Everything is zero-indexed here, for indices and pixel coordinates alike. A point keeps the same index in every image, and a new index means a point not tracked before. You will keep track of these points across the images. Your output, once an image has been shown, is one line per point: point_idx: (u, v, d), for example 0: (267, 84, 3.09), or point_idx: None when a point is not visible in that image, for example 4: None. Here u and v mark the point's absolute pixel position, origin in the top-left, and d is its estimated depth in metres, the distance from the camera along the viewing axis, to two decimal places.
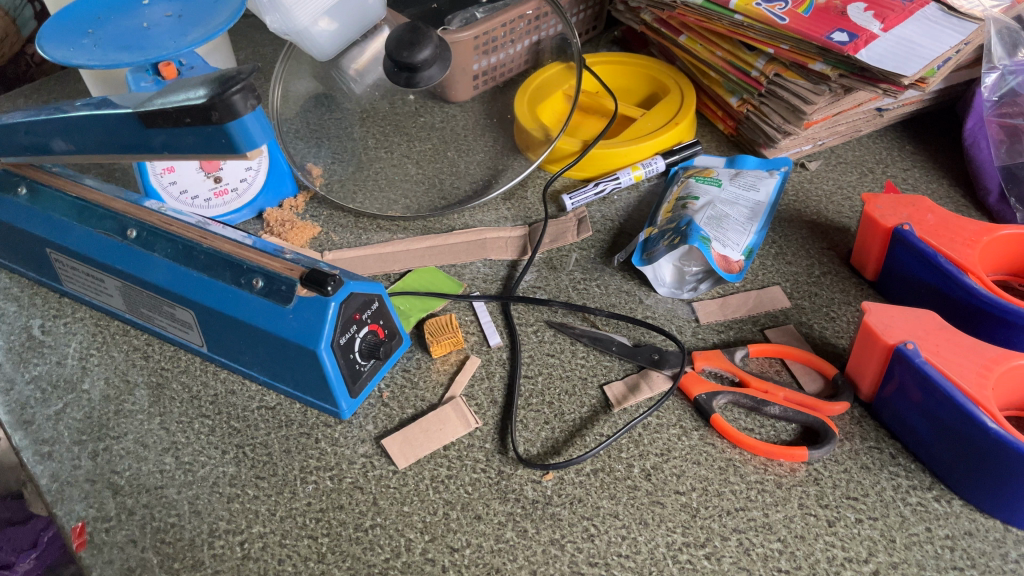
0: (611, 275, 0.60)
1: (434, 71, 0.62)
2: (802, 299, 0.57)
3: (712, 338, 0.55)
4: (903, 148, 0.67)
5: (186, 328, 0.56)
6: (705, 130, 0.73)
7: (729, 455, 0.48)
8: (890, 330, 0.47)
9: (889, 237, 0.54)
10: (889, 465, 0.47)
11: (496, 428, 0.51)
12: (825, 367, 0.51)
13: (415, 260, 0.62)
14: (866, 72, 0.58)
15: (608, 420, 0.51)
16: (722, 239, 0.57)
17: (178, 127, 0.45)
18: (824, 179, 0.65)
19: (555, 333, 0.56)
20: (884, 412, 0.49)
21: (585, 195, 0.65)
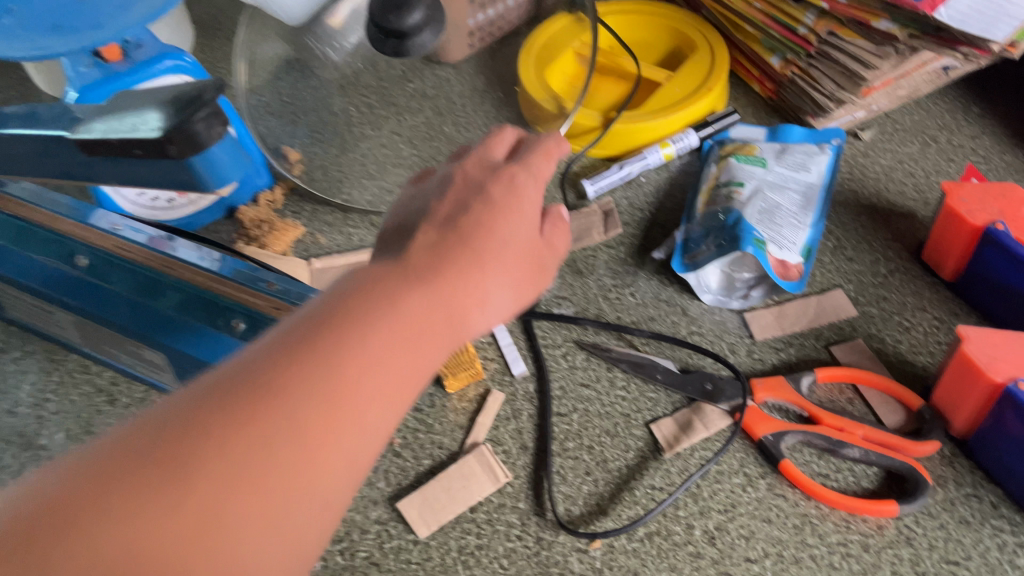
0: (647, 280, 0.52)
1: (428, 36, 0.51)
2: (870, 305, 0.49)
3: (770, 359, 0.48)
4: (967, 110, 0.59)
5: (157, 369, 0.48)
6: (737, 91, 0.64)
7: (804, 510, 0.42)
8: (996, 365, 0.40)
9: (976, 237, 0.46)
10: (990, 518, 0.41)
11: (530, 482, 0.44)
12: (908, 397, 0.44)
13: None
14: (943, 32, 0.49)
15: (659, 469, 0.44)
16: (777, 239, 0.49)
17: (127, 159, 0.35)
18: (881, 152, 0.57)
19: (588, 357, 0.49)
20: (981, 453, 0.42)
21: (608, 179, 0.56)
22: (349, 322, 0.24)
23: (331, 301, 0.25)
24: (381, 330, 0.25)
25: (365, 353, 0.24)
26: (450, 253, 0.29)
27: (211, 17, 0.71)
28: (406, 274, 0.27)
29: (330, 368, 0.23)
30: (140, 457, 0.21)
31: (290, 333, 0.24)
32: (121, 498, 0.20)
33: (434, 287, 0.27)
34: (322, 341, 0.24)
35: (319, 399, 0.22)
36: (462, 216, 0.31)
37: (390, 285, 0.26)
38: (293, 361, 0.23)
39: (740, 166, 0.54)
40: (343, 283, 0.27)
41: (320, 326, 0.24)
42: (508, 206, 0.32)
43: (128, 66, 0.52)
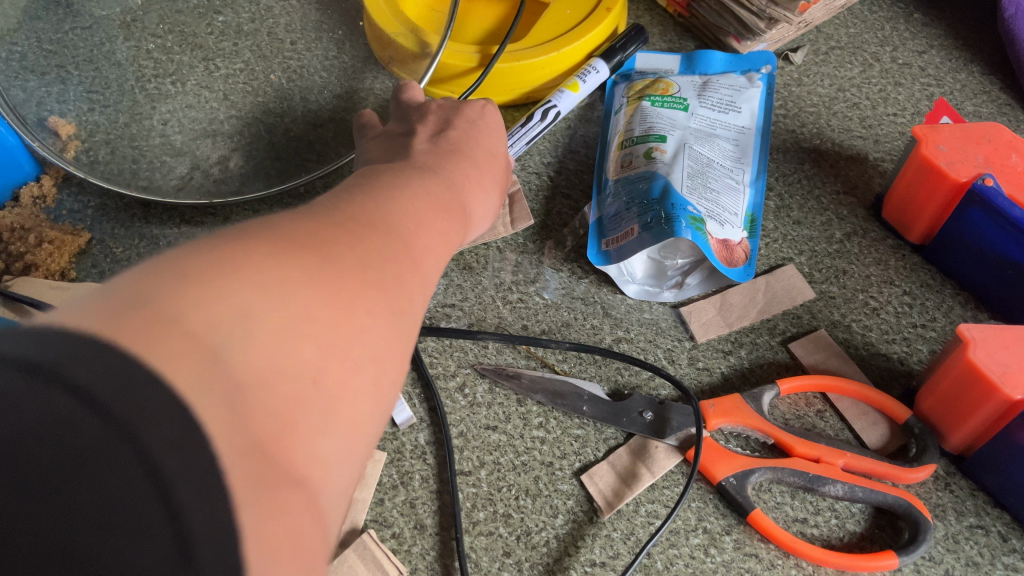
0: (555, 272, 0.41)
1: None
2: (828, 283, 0.40)
3: (718, 367, 0.38)
4: (908, 19, 0.49)
5: None
6: (636, 5, 0.51)
7: (784, 573, 0.33)
8: (1011, 377, 0.31)
9: (958, 196, 0.37)
10: (1001, 555, 0.33)
11: (433, 575, 0.33)
12: (891, 408, 0.35)
13: None
14: None
15: (597, 537, 0.34)
16: (716, 213, 0.39)
17: None
18: (817, 77, 0.47)
19: (491, 387, 0.37)
20: (983, 473, 0.34)
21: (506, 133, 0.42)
22: (420, 227, 0.23)
23: (385, 188, 0.24)
24: (440, 255, 0.24)
25: (433, 268, 0.23)
26: (435, 171, 0.28)
27: None
28: (428, 205, 0.25)
29: (404, 264, 0.21)
30: (209, 304, 0.16)
31: (350, 210, 0.22)
32: (198, 332, 0.15)
33: (453, 220, 0.26)
34: (389, 245, 0.21)
35: (394, 279, 0.21)
36: (455, 159, 0.30)
37: (440, 201, 0.26)
38: (376, 238, 0.21)
39: (656, 112, 0.43)
40: (393, 172, 0.26)
41: (390, 231, 0.22)
42: (482, 165, 0.31)
43: None
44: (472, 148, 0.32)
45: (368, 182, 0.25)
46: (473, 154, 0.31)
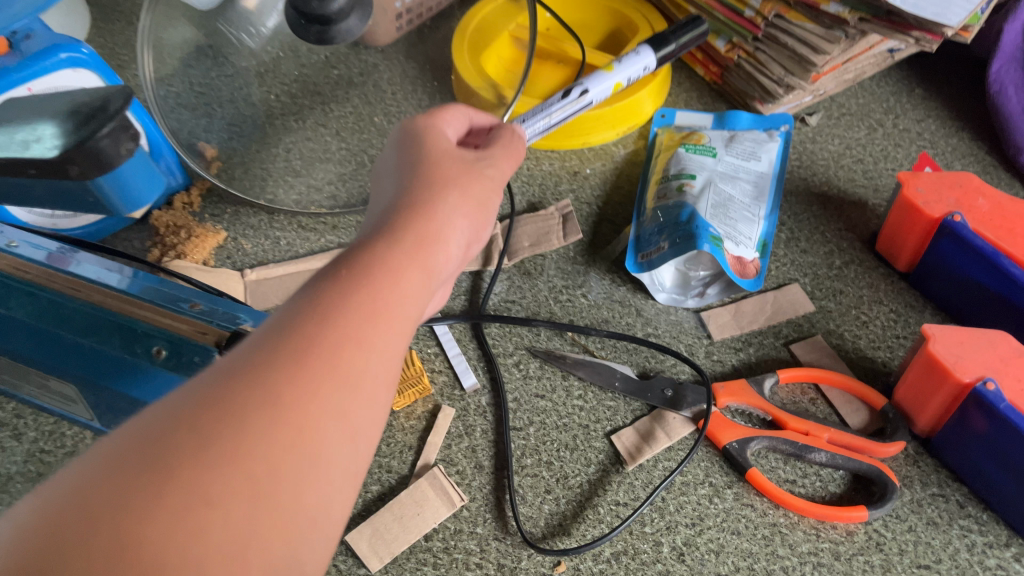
0: (598, 280, 0.49)
1: (355, 21, 0.47)
2: (826, 299, 0.48)
3: (729, 360, 0.46)
4: (911, 93, 0.58)
5: (68, 401, 0.43)
6: (680, 74, 0.61)
7: (773, 520, 0.40)
8: (962, 365, 0.39)
9: (933, 228, 0.45)
10: (958, 518, 0.40)
11: (488, 503, 0.42)
12: (870, 397, 0.43)
13: None
14: (894, 16, 0.47)
15: (623, 483, 0.42)
16: (733, 235, 0.48)
17: (19, 179, 0.30)
18: (829, 137, 0.56)
19: (542, 365, 0.46)
20: (945, 451, 0.41)
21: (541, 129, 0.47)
22: (358, 322, 0.23)
23: (324, 291, 0.23)
24: (394, 334, 0.24)
25: (388, 349, 0.23)
26: (401, 241, 0.26)
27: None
28: (373, 294, 0.24)
29: (324, 388, 0.21)
30: (152, 487, 0.19)
31: (273, 345, 0.22)
32: (130, 531, 0.18)
33: (441, 259, 0.27)
34: (308, 370, 0.21)
35: (314, 408, 0.21)
36: (425, 205, 0.28)
37: (388, 283, 0.24)
38: (292, 367, 0.21)
39: (689, 156, 0.52)
40: (337, 264, 0.24)
41: (310, 352, 0.22)
42: (467, 182, 0.30)
43: (15, 60, 0.46)
44: (442, 180, 0.29)
45: (308, 292, 0.24)
46: (452, 181, 0.29)
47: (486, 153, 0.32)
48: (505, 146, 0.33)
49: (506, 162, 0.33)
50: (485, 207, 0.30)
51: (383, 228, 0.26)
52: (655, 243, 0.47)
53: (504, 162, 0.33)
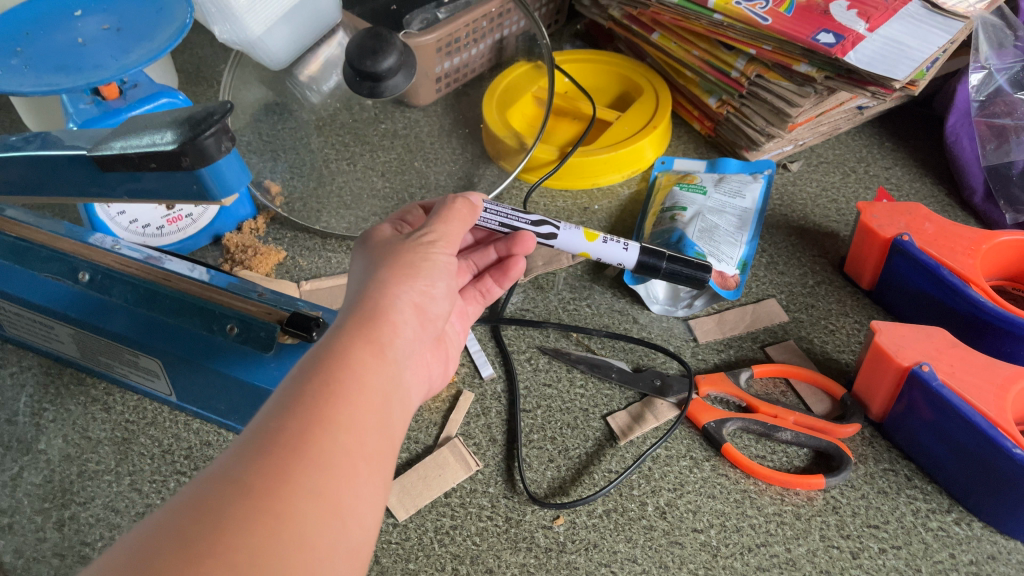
0: (601, 293, 0.57)
1: (400, 79, 0.57)
2: (799, 311, 0.55)
3: (712, 359, 0.53)
4: (882, 146, 0.67)
5: (151, 377, 0.52)
6: (680, 129, 0.71)
7: (744, 486, 0.47)
8: (903, 352, 0.46)
9: (888, 248, 0.52)
10: (905, 488, 0.46)
11: (500, 469, 0.49)
12: (832, 387, 0.50)
13: None
14: (853, 74, 0.56)
15: (616, 455, 0.49)
16: (716, 254, 0.56)
17: (140, 172, 0.40)
18: (808, 181, 0.64)
19: (550, 360, 0.54)
20: (895, 432, 0.48)
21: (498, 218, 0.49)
22: (320, 410, 0.29)
23: (290, 394, 0.29)
24: (356, 411, 0.29)
25: (351, 425, 0.29)
26: (347, 332, 0.32)
27: (194, 64, 0.75)
28: (326, 387, 0.29)
29: (297, 472, 0.27)
30: (219, 519, 0.25)
31: (254, 446, 0.27)
32: (206, 546, 0.24)
33: (388, 338, 0.33)
34: (282, 463, 0.27)
35: (293, 491, 0.26)
36: (370, 307, 0.34)
37: (342, 375, 0.30)
38: (268, 461, 0.27)
39: (682, 193, 0.60)
40: (299, 370, 0.30)
41: (281, 446, 0.27)
42: (407, 272, 0.36)
43: (123, 103, 0.56)
44: (385, 274, 0.36)
45: (277, 398, 0.29)
46: (393, 274, 0.36)
47: (416, 238, 0.38)
48: (445, 222, 0.40)
49: (452, 238, 0.39)
50: (422, 284, 0.36)
51: (337, 330, 0.32)
52: None
53: (450, 243, 0.39)
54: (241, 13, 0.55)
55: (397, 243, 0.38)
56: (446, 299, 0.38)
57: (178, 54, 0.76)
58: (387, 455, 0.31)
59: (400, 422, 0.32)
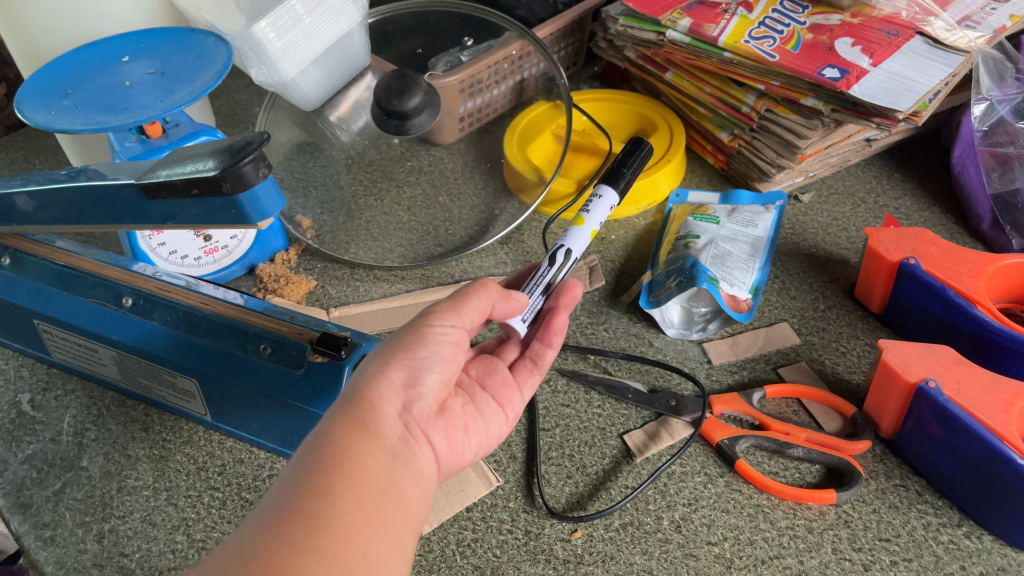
0: (618, 318, 0.60)
1: (425, 117, 0.61)
2: (811, 334, 0.57)
3: (726, 380, 0.55)
4: (891, 177, 0.70)
5: (188, 397, 0.54)
6: (694, 164, 0.73)
7: (758, 501, 0.48)
8: (909, 368, 0.47)
9: (895, 271, 0.54)
10: (916, 503, 0.48)
11: (519, 485, 0.50)
12: (842, 405, 0.51)
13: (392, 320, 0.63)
14: (858, 106, 0.59)
15: (632, 471, 0.50)
16: (728, 279, 0.58)
17: (184, 198, 0.43)
18: (819, 212, 0.67)
19: (568, 382, 0.56)
20: (906, 448, 0.49)
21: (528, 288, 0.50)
22: (317, 482, 0.32)
23: (289, 473, 0.32)
24: (349, 480, 0.32)
25: (347, 488, 0.32)
26: (338, 418, 0.35)
27: (230, 107, 0.79)
28: (319, 463, 0.32)
29: (299, 538, 0.30)
30: None
31: (260, 523, 0.30)
32: None
33: (372, 417, 0.35)
34: (284, 535, 0.30)
35: (296, 557, 0.29)
36: (354, 392, 0.37)
37: (332, 451, 0.33)
38: (272, 534, 0.30)
39: (696, 222, 0.63)
40: (299, 452, 0.34)
41: (283, 519, 0.30)
42: (389, 355, 0.38)
43: (166, 141, 0.59)
44: (368, 361, 0.39)
45: (280, 484, 0.32)
46: (377, 359, 0.39)
47: (407, 322, 0.41)
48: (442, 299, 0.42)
49: (453, 312, 0.41)
50: (406, 362, 0.38)
51: (328, 416, 0.35)
52: (663, 285, 0.58)
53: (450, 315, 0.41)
54: (279, 58, 0.58)
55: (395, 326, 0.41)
56: (442, 372, 0.40)
57: (216, 98, 0.81)
58: (390, 517, 0.33)
59: (404, 488, 0.35)
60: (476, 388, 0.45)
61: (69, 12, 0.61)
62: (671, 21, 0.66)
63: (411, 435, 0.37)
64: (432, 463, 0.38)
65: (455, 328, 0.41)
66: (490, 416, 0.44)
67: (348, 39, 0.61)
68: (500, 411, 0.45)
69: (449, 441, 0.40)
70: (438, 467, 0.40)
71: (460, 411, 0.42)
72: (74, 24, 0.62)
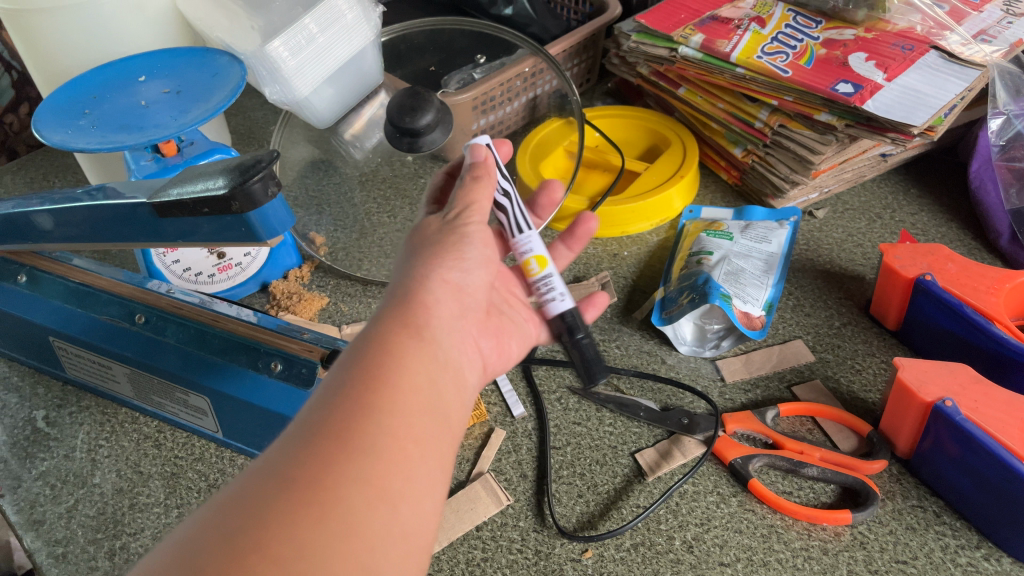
0: (630, 335, 0.59)
1: (437, 134, 0.60)
2: (825, 352, 0.57)
3: (739, 399, 0.54)
4: (907, 192, 0.69)
5: (200, 414, 0.54)
6: (708, 180, 0.73)
7: (771, 521, 0.47)
8: (925, 387, 0.46)
9: (910, 287, 0.53)
10: (934, 525, 0.47)
11: (530, 504, 0.49)
12: (858, 424, 0.51)
13: None
14: (873, 121, 0.58)
15: (644, 490, 0.50)
16: (741, 295, 0.58)
17: (195, 216, 0.43)
18: (833, 228, 0.66)
19: (580, 400, 0.55)
20: (922, 468, 0.48)
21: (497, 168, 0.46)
22: (361, 398, 0.30)
23: (332, 385, 0.31)
24: (397, 395, 0.30)
25: (395, 408, 0.30)
26: (384, 321, 0.33)
27: (246, 126, 0.80)
28: (366, 374, 0.31)
29: (340, 459, 0.28)
30: (266, 519, 0.26)
31: (298, 439, 0.29)
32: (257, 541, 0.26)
33: (424, 320, 0.34)
34: (318, 449, 0.28)
35: (337, 479, 0.27)
36: (405, 291, 0.35)
37: (380, 360, 0.31)
38: (310, 453, 0.28)
39: (709, 238, 0.62)
40: (344, 359, 0.32)
41: (325, 436, 0.28)
42: (443, 253, 0.37)
43: (181, 159, 0.60)
44: (418, 259, 0.37)
45: (321, 391, 0.31)
46: (430, 256, 0.37)
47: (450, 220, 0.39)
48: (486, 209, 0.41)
49: (491, 217, 0.40)
50: (455, 265, 0.37)
51: (375, 317, 0.34)
52: (676, 302, 0.58)
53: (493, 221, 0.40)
54: (292, 77, 0.58)
55: (435, 231, 0.39)
56: (490, 276, 0.39)
57: (232, 117, 0.82)
58: (438, 435, 0.31)
59: (449, 400, 0.33)
60: (503, 304, 0.46)
61: (86, 32, 0.62)
62: (683, 37, 0.66)
63: (460, 342, 0.36)
64: (476, 369, 0.38)
65: (489, 228, 0.40)
66: (519, 323, 0.45)
67: (361, 58, 0.61)
68: (529, 322, 0.46)
69: (492, 347, 0.41)
70: (483, 371, 0.39)
71: (492, 320, 0.43)
72: (91, 44, 0.63)
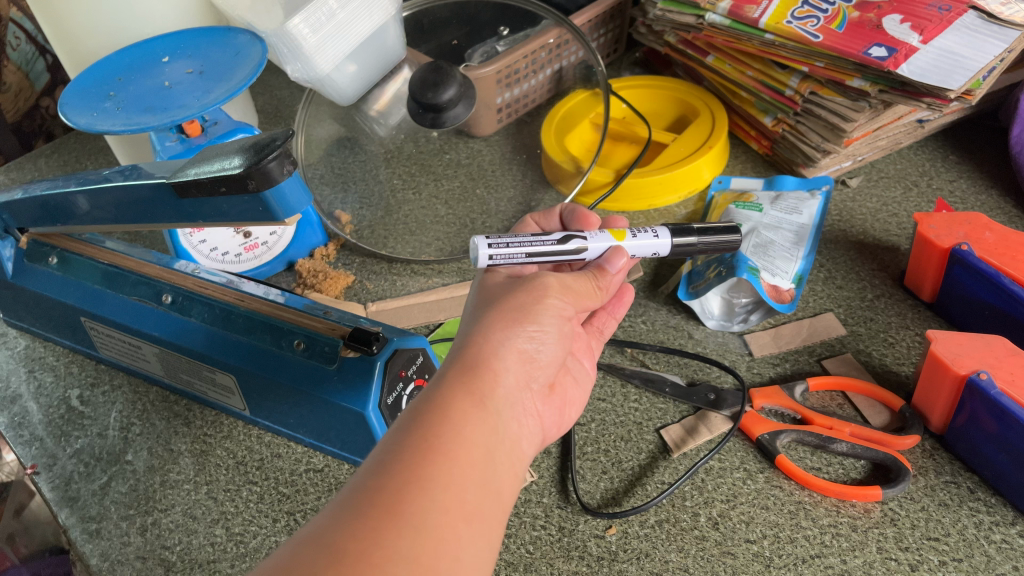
0: (657, 310, 0.59)
1: (460, 109, 0.60)
2: (857, 325, 0.56)
3: (768, 373, 0.53)
4: (945, 159, 0.67)
5: (227, 393, 0.55)
6: (738, 150, 0.72)
7: (799, 498, 0.47)
8: (959, 360, 0.45)
9: (945, 258, 0.52)
10: (968, 501, 0.46)
11: (554, 480, 0.49)
12: (890, 399, 0.50)
13: (424, 313, 0.63)
14: (908, 86, 0.56)
15: (669, 466, 0.49)
16: (770, 268, 0.57)
17: (214, 196, 0.43)
18: (867, 197, 0.65)
19: (604, 375, 0.55)
20: (956, 443, 0.47)
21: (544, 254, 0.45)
22: (418, 469, 0.30)
23: (390, 452, 0.31)
24: (452, 468, 0.30)
25: (449, 483, 0.30)
26: (449, 385, 0.34)
27: (273, 105, 0.80)
28: (427, 445, 0.31)
29: (389, 534, 0.28)
30: None
31: (352, 508, 0.29)
32: None
33: (489, 393, 0.34)
34: (369, 521, 0.28)
35: (387, 555, 0.27)
36: (474, 359, 0.35)
37: (441, 431, 0.31)
38: (362, 524, 0.28)
39: (738, 210, 0.61)
40: (404, 422, 0.32)
41: (379, 508, 0.28)
42: (512, 325, 0.37)
43: (204, 139, 0.60)
44: (487, 325, 0.37)
45: (378, 456, 0.31)
46: (492, 321, 0.37)
47: (526, 288, 0.40)
48: (560, 278, 0.41)
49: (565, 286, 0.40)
50: (530, 336, 0.37)
51: (439, 385, 0.34)
52: (702, 276, 0.57)
53: (561, 292, 0.40)
54: (312, 55, 0.58)
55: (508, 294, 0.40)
56: (555, 345, 0.38)
57: (259, 95, 0.82)
58: (489, 514, 0.31)
59: (505, 478, 0.33)
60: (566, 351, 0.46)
61: (109, 14, 0.62)
62: (710, 3, 0.64)
63: (520, 414, 0.36)
64: (535, 441, 0.38)
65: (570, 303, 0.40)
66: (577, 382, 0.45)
67: (382, 33, 0.61)
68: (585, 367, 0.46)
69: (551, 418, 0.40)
70: (541, 441, 0.39)
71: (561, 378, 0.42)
72: (115, 28, 0.63)
